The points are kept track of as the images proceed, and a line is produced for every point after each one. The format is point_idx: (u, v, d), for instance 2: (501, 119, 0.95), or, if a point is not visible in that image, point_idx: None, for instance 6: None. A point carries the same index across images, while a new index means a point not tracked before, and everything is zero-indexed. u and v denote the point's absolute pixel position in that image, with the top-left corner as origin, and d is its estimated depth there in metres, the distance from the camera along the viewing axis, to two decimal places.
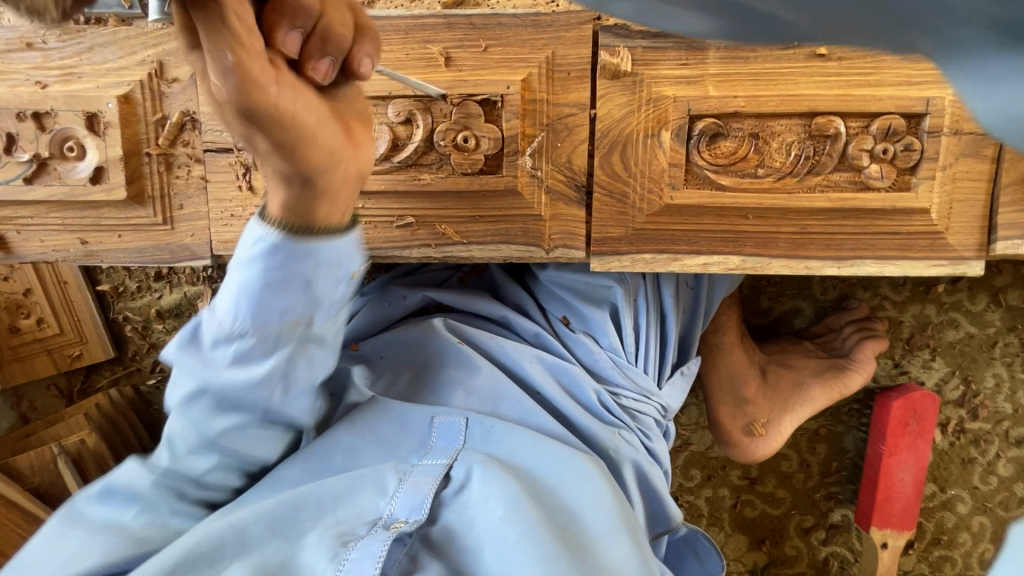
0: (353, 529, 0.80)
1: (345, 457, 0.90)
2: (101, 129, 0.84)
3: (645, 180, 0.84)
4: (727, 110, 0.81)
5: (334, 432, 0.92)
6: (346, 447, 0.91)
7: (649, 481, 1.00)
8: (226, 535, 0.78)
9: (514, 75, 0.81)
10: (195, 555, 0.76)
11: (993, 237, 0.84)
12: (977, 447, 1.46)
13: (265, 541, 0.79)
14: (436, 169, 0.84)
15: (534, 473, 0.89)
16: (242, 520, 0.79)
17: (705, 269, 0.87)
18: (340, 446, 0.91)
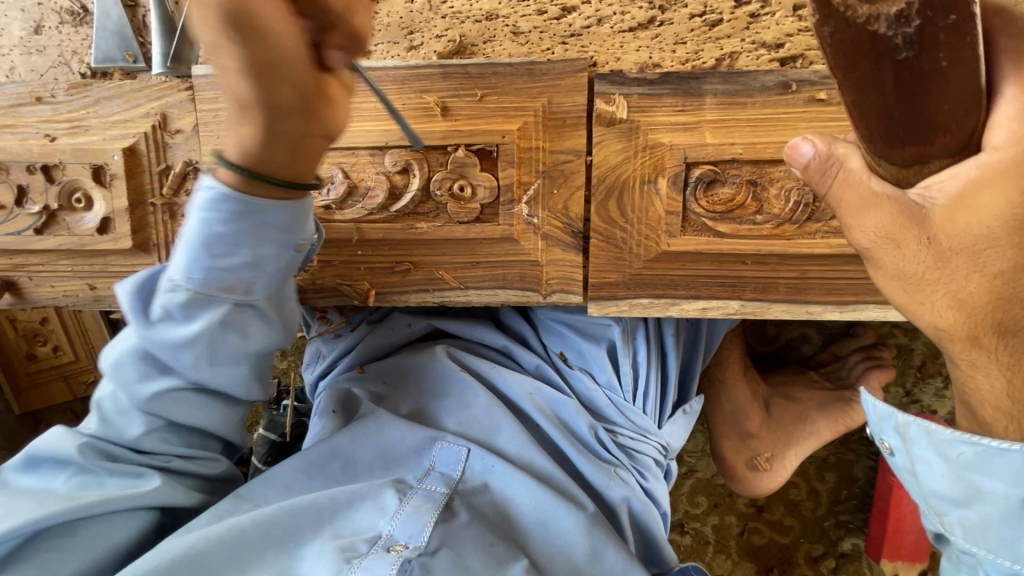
0: (355, 544, 0.82)
1: (342, 466, 0.95)
2: (108, 181, 0.86)
3: (642, 226, 0.84)
4: (724, 157, 0.80)
5: (334, 436, 0.97)
6: (344, 455, 0.95)
7: (639, 516, 1.02)
8: (220, 541, 0.78)
9: (509, 124, 0.82)
10: (189, 552, 0.77)
11: None
12: None
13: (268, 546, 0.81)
14: (432, 217, 0.85)
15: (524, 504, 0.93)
16: (239, 523, 0.80)
17: (704, 314, 0.86)
18: (340, 453, 0.95)
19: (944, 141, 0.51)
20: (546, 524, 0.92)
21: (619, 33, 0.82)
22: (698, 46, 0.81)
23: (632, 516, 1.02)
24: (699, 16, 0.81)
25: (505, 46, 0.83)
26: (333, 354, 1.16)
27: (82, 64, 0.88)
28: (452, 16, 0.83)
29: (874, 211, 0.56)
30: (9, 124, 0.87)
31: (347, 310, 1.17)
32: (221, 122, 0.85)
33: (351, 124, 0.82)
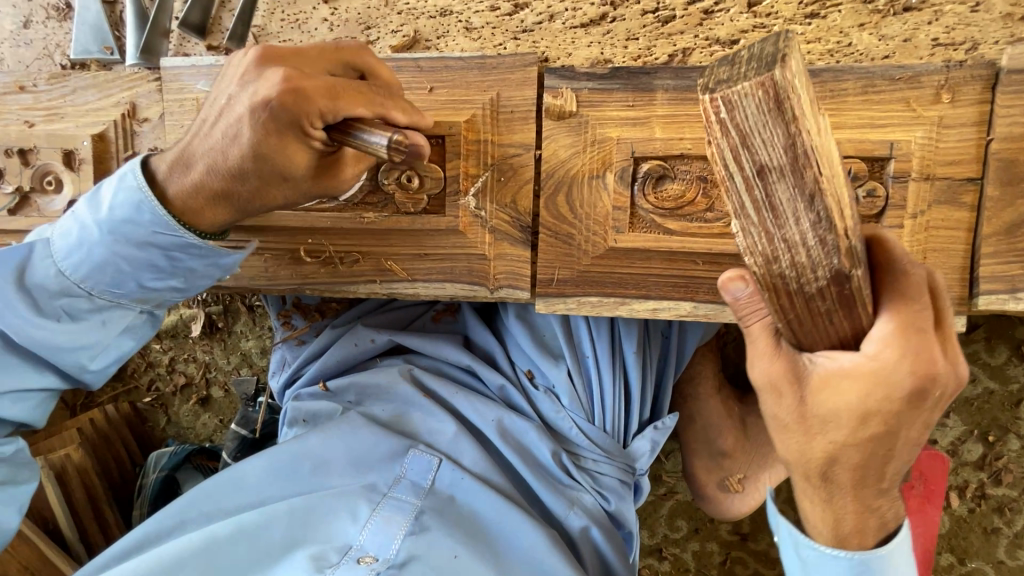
0: (327, 553, 0.89)
1: (314, 468, 0.99)
2: (76, 165, 0.89)
3: (590, 222, 0.82)
4: (672, 153, 0.78)
5: (308, 440, 1.01)
6: (318, 455, 0.99)
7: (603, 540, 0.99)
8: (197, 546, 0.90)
9: (458, 116, 0.82)
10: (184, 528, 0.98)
11: (975, 291, 0.77)
12: (1001, 517, 1.31)
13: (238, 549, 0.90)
14: (381, 207, 0.85)
15: (484, 521, 0.95)
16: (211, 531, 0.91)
17: (654, 314, 0.83)
18: (311, 453, 1.00)
19: (863, 385, 0.57)
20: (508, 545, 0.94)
21: (570, 29, 0.82)
22: (649, 42, 0.80)
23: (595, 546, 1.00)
24: (651, 13, 0.80)
25: (458, 42, 0.84)
26: (304, 358, 1.18)
27: (64, 56, 0.93)
28: (407, 12, 0.85)
29: (770, 357, 0.61)
30: None
31: (311, 316, 1.24)
32: (186, 112, 0.87)
33: None
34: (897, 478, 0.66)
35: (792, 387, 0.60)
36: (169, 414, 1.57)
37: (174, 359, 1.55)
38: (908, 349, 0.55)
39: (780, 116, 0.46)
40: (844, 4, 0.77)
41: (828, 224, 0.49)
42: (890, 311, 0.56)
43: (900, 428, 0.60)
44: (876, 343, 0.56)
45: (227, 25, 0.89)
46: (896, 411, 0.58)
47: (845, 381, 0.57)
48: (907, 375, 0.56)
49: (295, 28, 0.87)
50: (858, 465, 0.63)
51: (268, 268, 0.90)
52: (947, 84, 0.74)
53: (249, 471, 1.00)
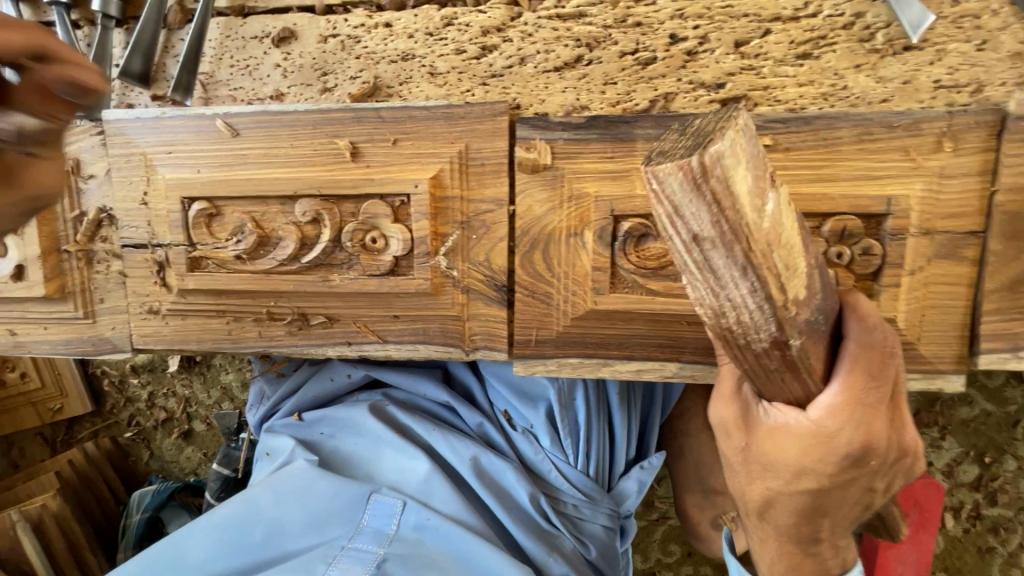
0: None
1: (267, 527, 0.91)
2: (19, 227, 0.83)
3: (569, 282, 0.77)
4: (654, 210, 0.73)
5: (259, 492, 0.92)
6: (270, 510, 0.91)
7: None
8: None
9: (424, 171, 0.76)
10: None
11: (975, 349, 0.73)
12: (996, 536, 1.30)
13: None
14: (346, 269, 0.80)
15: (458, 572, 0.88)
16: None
17: (638, 376, 0.79)
18: (265, 507, 0.92)
19: (808, 444, 0.55)
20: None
21: (543, 73, 0.75)
22: (629, 87, 0.74)
23: None
24: (630, 54, 0.74)
25: (423, 88, 0.78)
26: (280, 392, 1.12)
27: None
28: (367, 56, 0.78)
29: (724, 403, 0.60)
30: None
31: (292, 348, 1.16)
32: (133, 168, 0.82)
33: (263, 172, 0.78)
34: (844, 529, 0.64)
35: (741, 431, 0.59)
36: (151, 448, 1.53)
37: (153, 393, 1.50)
38: (857, 417, 0.53)
39: (704, 199, 0.42)
40: (839, 43, 0.71)
41: (764, 292, 0.46)
42: (846, 380, 0.53)
43: (844, 487, 0.59)
44: (820, 411, 0.53)
45: (173, 72, 0.82)
46: (842, 472, 0.57)
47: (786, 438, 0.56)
48: (848, 443, 0.54)
49: (246, 74, 0.80)
50: (805, 513, 0.61)
51: (230, 331, 0.85)
52: (950, 131, 0.68)
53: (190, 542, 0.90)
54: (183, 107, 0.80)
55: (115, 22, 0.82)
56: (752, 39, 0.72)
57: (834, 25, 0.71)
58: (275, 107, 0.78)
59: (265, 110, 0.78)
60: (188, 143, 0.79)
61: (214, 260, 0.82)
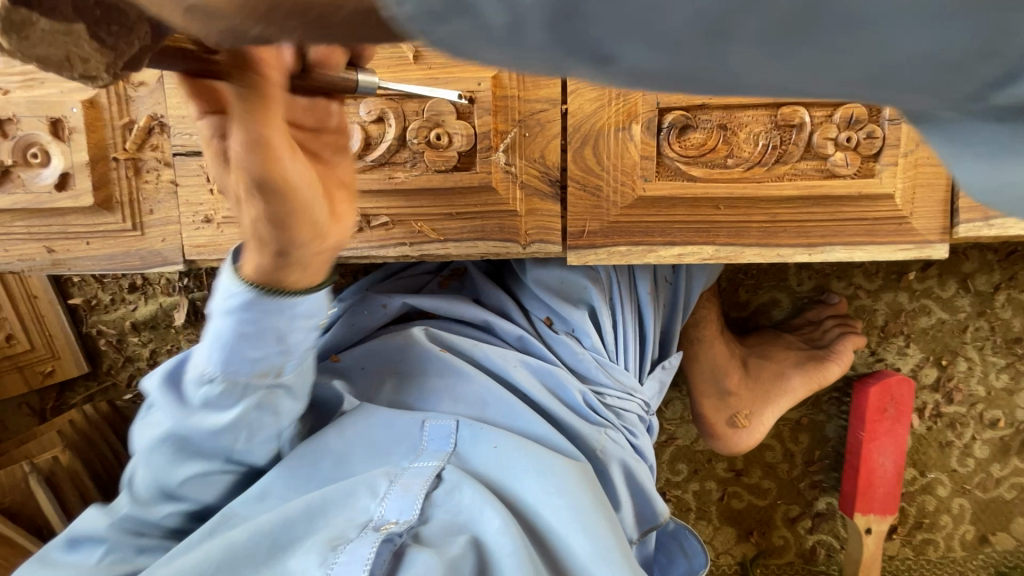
0: (343, 533, 0.82)
1: (333, 462, 0.93)
2: (66, 134, 0.83)
3: (618, 173, 0.85)
4: (694, 102, 0.82)
5: (323, 435, 0.95)
6: (336, 450, 0.94)
7: (634, 477, 1.01)
8: (220, 560, 0.80)
9: (484, 71, 0.82)
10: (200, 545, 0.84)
11: (955, 221, 0.87)
12: (953, 431, 1.50)
13: (257, 549, 0.82)
14: (409, 167, 0.84)
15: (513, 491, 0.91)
16: (234, 540, 0.81)
17: (679, 260, 0.88)
18: (328, 450, 0.94)
19: None
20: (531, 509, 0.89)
21: None
22: None
23: (631, 482, 1.01)
24: None
25: None
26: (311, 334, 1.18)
27: None
28: None
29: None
30: None
31: None
32: None
33: None
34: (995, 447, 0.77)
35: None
36: None
37: (156, 350, 1.44)
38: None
39: None
40: None
41: None
42: None
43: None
44: None
45: None
46: None
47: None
48: None
49: None
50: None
51: None
52: None
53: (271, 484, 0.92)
54: None
55: None
56: None
57: None
58: None
59: None
60: None
61: None
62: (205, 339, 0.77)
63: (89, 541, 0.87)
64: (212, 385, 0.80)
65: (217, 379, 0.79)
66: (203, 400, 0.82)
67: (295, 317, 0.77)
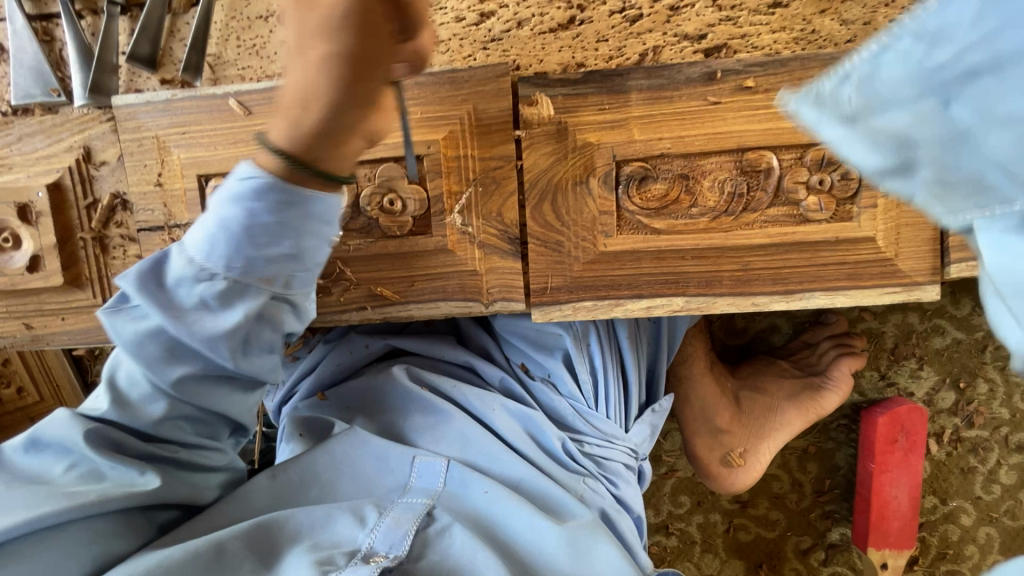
0: (333, 557, 0.79)
1: (320, 488, 0.92)
2: (34, 218, 0.85)
3: (578, 227, 0.82)
4: (653, 153, 0.79)
5: (311, 459, 0.94)
6: (323, 476, 0.93)
7: (616, 526, 0.97)
8: (203, 549, 0.77)
9: (435, 133, 0.80)
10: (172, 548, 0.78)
11: (946, 261, 0.81)
12: (976, 456, 1.41)
13: (240, 555, 0.78)
14: (364, 233, 0.84)
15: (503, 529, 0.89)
16: (218, 536, 0.78)
17: (648, 313, 0.84)
18: (316, 475, 0.93)
19: None
20: (526, 544, 0.87)
21: (539, 35, 0.81)
22: (620, 43, 0.80)
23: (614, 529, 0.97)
24: (619, 12, 0.80)
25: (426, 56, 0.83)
26: (295, 376, 1.14)
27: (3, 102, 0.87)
28: None
29: None
30: None
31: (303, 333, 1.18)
32: (146, 152, 0.84)
33: None
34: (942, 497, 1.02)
35: None
36: None
37: None
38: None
39: None
40: None
41: None
42: None
43: None
44: None
45: (179, 55, 0.84)
46: None
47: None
48: None
49: (253, 53, 0.83)
50: None
51: None
52: None
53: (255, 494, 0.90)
54: (193, 88, 0.82)
55: (120, 8, 0.83)
56: None
57: None
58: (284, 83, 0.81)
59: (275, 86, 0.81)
60: (202, 123, 0.82)
61: None
62: (208, 231, 0.70)
63: (52, 451, 0.76)
64: (213, 281, 0.71)
65: (214, 277, 0.71)
66: (204, 302, 0.72)
67: (317, 218, 0.71)
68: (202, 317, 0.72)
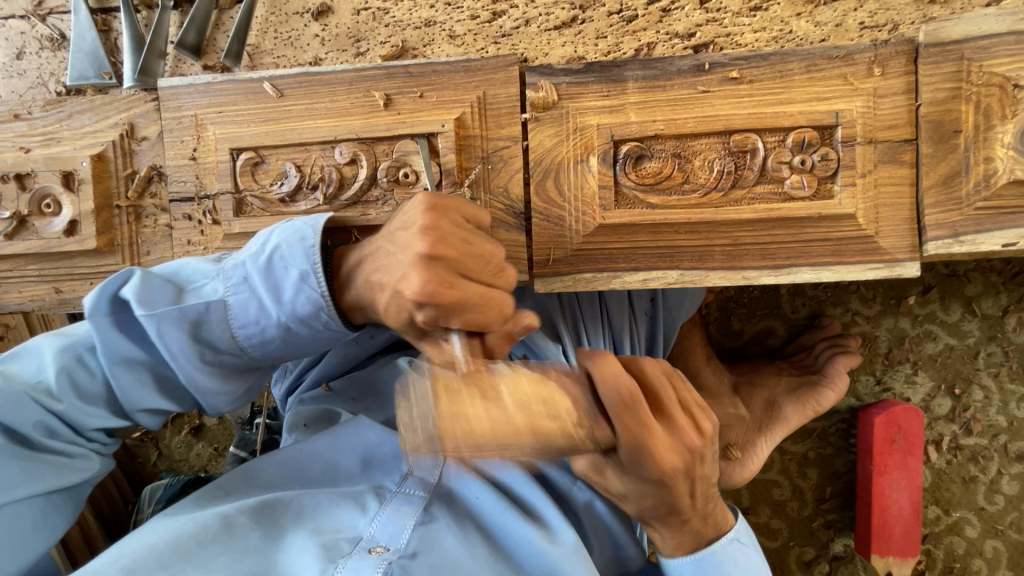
0: (337, 542, 0.82)
1: (324, 469, 0.96)
2: (76, 186, 0.92)
3: (579, 203, 0.88)
4: (647, 134, 0.86)
5: (317, 442, 0.97)
6: (325, 459, 0.96)
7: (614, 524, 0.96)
8: (207, 522, 0.82)
9: (449, 114, 0.88)
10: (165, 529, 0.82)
11: (924, 239, 0.86)
12: (976, 465, 1.40)
13: (246, 531, 0.82)
14: (380, 204, 0.90)
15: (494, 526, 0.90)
16: (227, 509, 0.84)
17: (645, 285, 0.89)
18: (320, 457, 0.96)
19: None
20: (516, 543, 0.88)
21: (545, 32, 0.90)
22: (618, 39, 0.90)
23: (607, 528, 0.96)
24: (616, 14, 0.89)
25: (443, 49, 0.92)
26: (303, 365, 1.12)
27: (59, 84, 0.96)
28: (395, 24, 0.92)
29: None
30: None
31: None
32: (184, 128, 0.92)
33: (305, 123, 0.90)
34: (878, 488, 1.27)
35: None
36: (159, 448, 1.52)
37: None
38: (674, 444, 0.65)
39: None
40: None
41: None
42: None
43: None
44: None
45: (222, 45, 0.94)
46: None
47: (676, 415, 0.66)
48: None
49: (288, 44, 0.93)
50: None
51: None
52: (878, 59, 0.84)
53: (267, 469, 0.96)
54: (232, 72, 0.91)
55: (173, 3, 0.94)
56: None
57: None
58: (314, 69, 0.90)
59: (306, 71, 0.90)
60: (237, 103, 0.90)
61: (259, 202, 0.91)
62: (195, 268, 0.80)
63: None
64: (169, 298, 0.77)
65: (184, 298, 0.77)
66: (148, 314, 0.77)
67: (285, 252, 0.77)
68: (213, 318, 0.77)
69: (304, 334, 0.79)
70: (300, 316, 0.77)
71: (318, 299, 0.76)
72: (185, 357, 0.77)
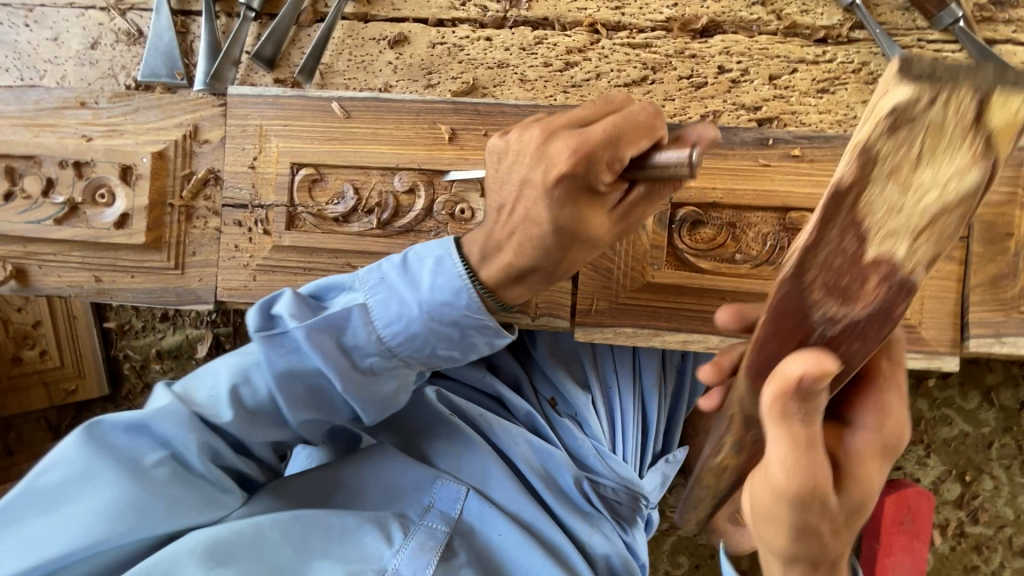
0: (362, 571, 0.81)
1: (346, 494, 0.93)
2: (133, 180, 0.93)
3: (629, 258, 0.89)
4: (705, 200, 0.87)
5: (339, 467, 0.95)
6: (348, 485, 0.93)
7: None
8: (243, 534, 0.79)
9: None
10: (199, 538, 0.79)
11: (966, 335, 0.87)
12: (979, 554, 1.40)
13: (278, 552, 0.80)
14: (432, 235, 0.90)
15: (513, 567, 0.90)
16: (258, 524, 0.81)
17: (684, 346, 0.89)
18: (342, 482, 0.93)
19: None
20: None
21: (614, 88, 0.92)
22: (685, 104, 0.91)
23: None
24: (686, 79, 0.91)
25: (512, 91, 0.93)
26: None
27: (128, 78, 0.97)
28: (468, 61, 0.93)
29: None
30: (51, 124, 0.94)
31: None
32: (247, 137, 0.92)
33: (369, 147, 0.91)
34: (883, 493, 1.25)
35: None
36: None
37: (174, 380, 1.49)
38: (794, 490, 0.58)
39: None
40: (851, 83, 0.90)
41: None
42: None
43: None
44: None
45: (295, 60, 0.95)
46: None
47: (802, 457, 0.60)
48: None
49: (361, 68, 0.95)
50: None
51: None
52: None
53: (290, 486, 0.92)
54: (303, 88, 0.92)
55: (253, 14, 0.95)
56: (784, 74, 0.90)
57: (847, 70, 0.90)
58: (384, 95, 0.91)
59: (376, 96, 0.91)
60: (303, 119, 0.91)
61: (313, 219, 0.91)
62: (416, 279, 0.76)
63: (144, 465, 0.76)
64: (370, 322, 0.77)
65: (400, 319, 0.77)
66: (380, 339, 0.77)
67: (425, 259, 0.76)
68: (356, 324, 0.76)
69: (445, 323, 0.75)
70: (438, 305, 0.74)
71: (456, 280, 0.74)
72: (344, 374, 0.77)
